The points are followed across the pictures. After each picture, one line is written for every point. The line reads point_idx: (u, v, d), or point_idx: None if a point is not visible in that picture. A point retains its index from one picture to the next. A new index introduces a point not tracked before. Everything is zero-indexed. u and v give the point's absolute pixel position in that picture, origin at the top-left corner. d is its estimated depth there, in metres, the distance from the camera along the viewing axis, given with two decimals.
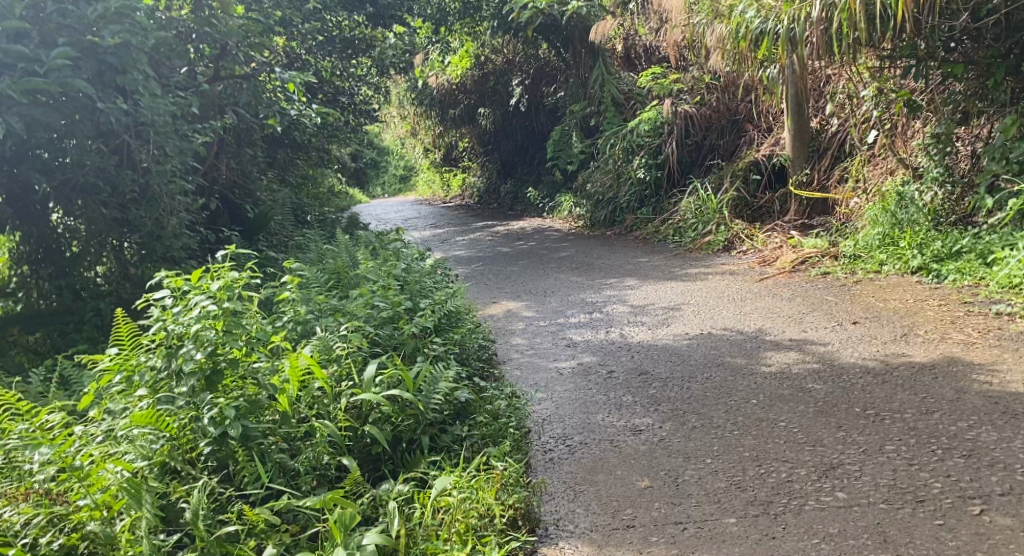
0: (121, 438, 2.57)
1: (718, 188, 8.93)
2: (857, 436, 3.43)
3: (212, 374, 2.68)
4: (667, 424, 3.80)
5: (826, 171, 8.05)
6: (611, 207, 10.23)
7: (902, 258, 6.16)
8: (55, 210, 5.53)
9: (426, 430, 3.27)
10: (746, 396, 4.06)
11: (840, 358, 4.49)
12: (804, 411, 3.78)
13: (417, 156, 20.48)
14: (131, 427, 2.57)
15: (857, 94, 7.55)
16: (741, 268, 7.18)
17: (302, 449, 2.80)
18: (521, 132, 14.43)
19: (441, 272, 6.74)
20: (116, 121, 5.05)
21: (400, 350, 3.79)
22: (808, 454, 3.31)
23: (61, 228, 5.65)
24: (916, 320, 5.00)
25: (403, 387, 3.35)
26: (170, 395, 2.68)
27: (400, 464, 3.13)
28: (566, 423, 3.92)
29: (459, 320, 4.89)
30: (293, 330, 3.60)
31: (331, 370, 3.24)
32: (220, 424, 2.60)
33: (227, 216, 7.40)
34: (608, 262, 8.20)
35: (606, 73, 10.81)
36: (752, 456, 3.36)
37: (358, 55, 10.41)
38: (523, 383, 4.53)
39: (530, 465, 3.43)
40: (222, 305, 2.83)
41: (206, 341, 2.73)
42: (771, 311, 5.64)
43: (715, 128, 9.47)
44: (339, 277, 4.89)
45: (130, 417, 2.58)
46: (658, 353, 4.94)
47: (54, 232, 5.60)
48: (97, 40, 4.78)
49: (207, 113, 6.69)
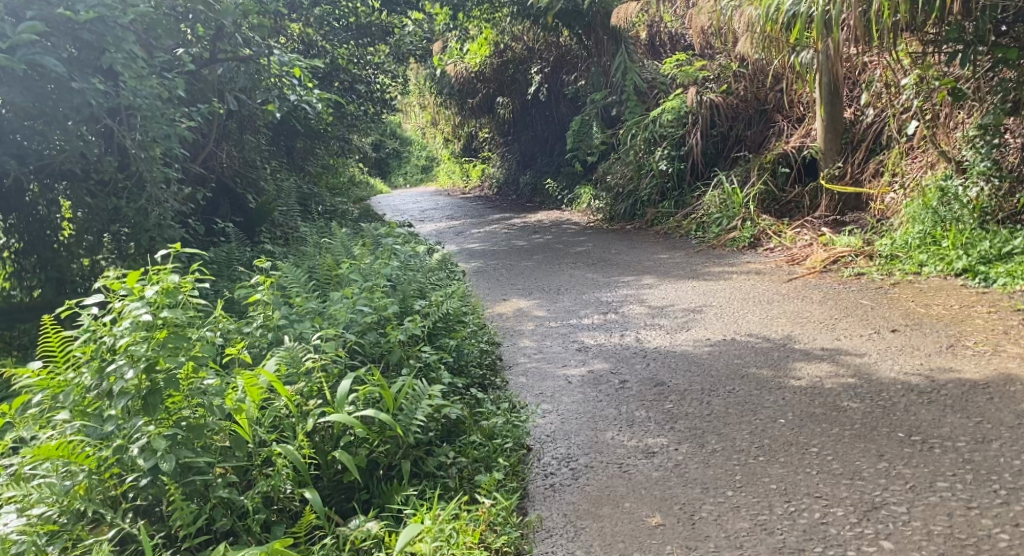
0: (29, 475, 2.22)
1: (744, 181, 8.45)
2: (901, 468, 2.99)
3: (149, 395, 2.30)
4: (684, 446, 3.38)
5: (861, 164, 7.57)
6: (631, 200, 9.77)
7: (945, 259, 5.69)
8: (54, 203, 5.19)
9: (408, 454, 2.88)
10: (772, 415, 3.62)
11: (878, 372, 4.02)
12: (839, 435, 3.34)
13: (437, 146, 20.07)
14: (38, 461, 2.19)
15: (896, 83, 7.01)
16: (767, 267, 6.71)
17: (256, 482, 2.47)
18: (541, 122, 13.98)
19: (447, 269, 6.33)
20: (95, 105, 4.68)
21: (384, 361, 3.40)
22: (844, 490, 2.88)
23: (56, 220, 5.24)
24: (964, 330, 4.52)
25: (382, 406, 2.97)
26: (97, 420, 2.31)
27: (376, 494, 2.78)
28: (570, 441, 3.51)
29: (458, 324, 4.50)
30: (260, 339, 3.23)
31: (299, 386, 2.87)
32: (151, 456, 2.21)
33: (226, 205, 7.05)
34: (626, 258, 7.76)
35: (628, 61, 10.34)
36: (779, 490, 2.93)
37: (374, 42, 10.03)
38: (526, 393, 4.13)
39: (526, 493, 3.05)
40: (163, 314, 2.42)
41: (140, 357, 2.33)
42: (801, 316, 5.17)
43: (741, 119, 8.99)
44: (329, 274, 4.50)
45: (37, 449, 2.20)
46: (676, 361, 4.51)
47: (49, 222, 5.18)
48: (71, 15, 4.41)
49: (202, 97, 6.32)
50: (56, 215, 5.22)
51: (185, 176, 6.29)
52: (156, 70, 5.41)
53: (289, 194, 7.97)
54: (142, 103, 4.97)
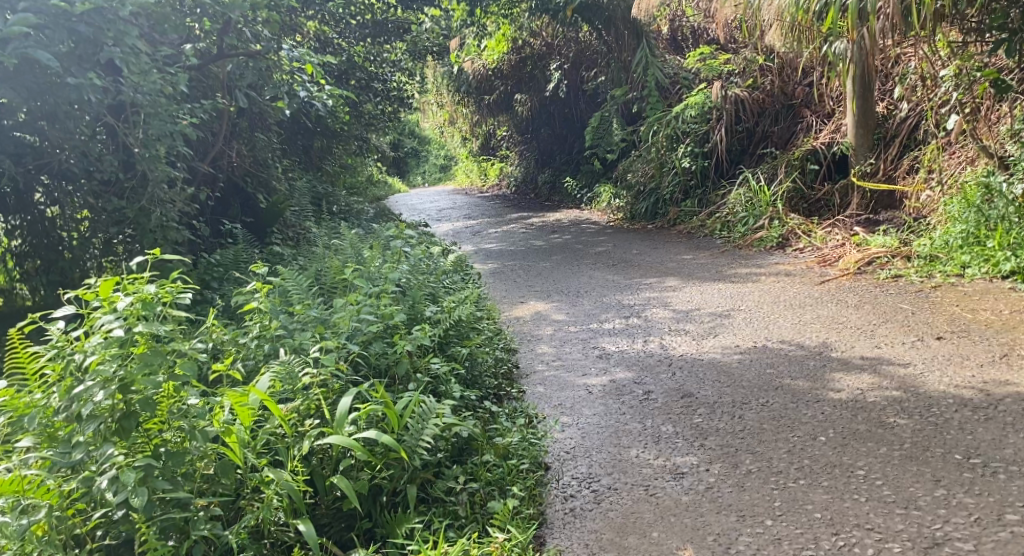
0: None
1: (772, 178, 8.12)
2: (962, 497, 2.69)
3: (124, 419, 2.08)
4: (715, 466, 3.09)
5: (894, 161, 7.21)
6: (653, 198, 9.45)
7: (991, 261, 5.36)
8: (52, 204, 4.94)
9: (414, 478, 2.63)
10: (811, 432, 3.32)
11: (925, 384, 3.72)
12: (888, 456, 3.04)
13: (455, 144, 19.81)
14: None
15: (933, 75, 6.72)
16: (796, 268, 6.39)
17: (245, 513, 2.24)
18: (559, 120, 13.70)
19: (463, 272, 6.07)
20: (93, 100, 4.46)
21: (389, 374, 3.16)
22: (899, 522, 2.59)
23: (63, 220, 4.99)
24: (1016, 338, 4.19)
25: (386, 425, 2.74)
26: (64, 447, 2.10)
27: (379, 523, 2.53)
28: (592, 458, 3.24)
29: (471, 332, 4.23)
30: (256, 351, 3.01)
31: (295, 404, 2.64)
32: (122, 490, 1.99)
33: (235, 206, 6.82)
34: (648, 259, 7.47)
35: (650, 55, 10.00)
36: (825, 520, 2.65)
37: (391, 39, 9.73)
38: (545, 404, 3.86)
39: (544, 520, 2.78)
40: (139, 328, 2.20)
41: (113, 378, 2.10)
42: (837, 322, 4.86)
43: (768, 114, 8.68)
44: (335, 279, 4.24)
45: None
46: (704, 370, 4.21)
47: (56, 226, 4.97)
48: (64, 5, 4.20)
49: (210, 93, 6.09)
50: (59, 215, 4.98)
51: (192, 176, 6.06)
52: (161, 66, 5.17)
53: (302, 194, 7.73)
54: (144, 100, 4.72)
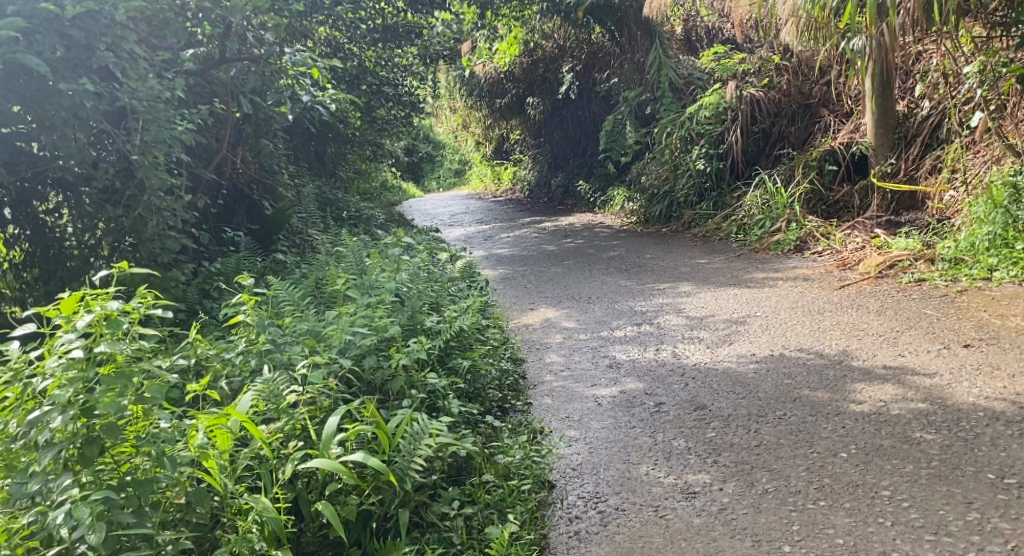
0: None
1: (789, 180, 7.90)
2: (998, 523, 2.50)
3: (85, 445, 1.95)
4: (729, 485, 2.90)
5: (915, 160, 6.96)
6: (667, 201, 9.25)
7: (1019, 263, 5.13)
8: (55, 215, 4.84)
9: (406, 502, 2.47)
10: (832, 448, 3.13)
11: (952, 396, 3.51)
12: (914, 475, 2.84)
13: (469, 149, 19.69)
14: None
15: (955, 72, 6.64)
16: (815, 272, 6.19)
17: (220, 544, 2.09)
18: (572, 123, 13.53)
19: (468, 279, 5.90)
20: (87, 106, 4.33)
21: (382, 389, 3.01)
22: (928, 550, 2.40)
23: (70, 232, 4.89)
24: None
25: (376, 446, 2.58)
26: (21, 477, 1.96)
27: (369, 550, 2.37)
28: (600, 476, 3.07)
29: (474, 342, 4.05)
30: (241, 367, 2.88)
31: (279, 424, 2.49)
32: (80, 522, 1.84)
33: (240, 213, 6.69)
34: (662, 263, 7.28)
35: (663, 56, 9.77)
36: (848, 547, 2.46)
37: (402, 43, 9.42)
38: (552, 417, 3.69)
39: (546, 545, 2.62)
40: (102, 348, 2.07)
41: (73, 402, 1.97)
42: (858, 329, 4.65)
43: (785, 114, 8.44)
44: (332, 289, 4.08)
45: None
46: (719, 381, 4.01)
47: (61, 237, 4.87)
48: (55, 9, 4.08)
49: (215, 98, 5.98)
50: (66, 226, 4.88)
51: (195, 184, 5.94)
52: (159, 70, 5.05)
53: (308, 200, 7.60)
54: (140, 105, 4.61)
